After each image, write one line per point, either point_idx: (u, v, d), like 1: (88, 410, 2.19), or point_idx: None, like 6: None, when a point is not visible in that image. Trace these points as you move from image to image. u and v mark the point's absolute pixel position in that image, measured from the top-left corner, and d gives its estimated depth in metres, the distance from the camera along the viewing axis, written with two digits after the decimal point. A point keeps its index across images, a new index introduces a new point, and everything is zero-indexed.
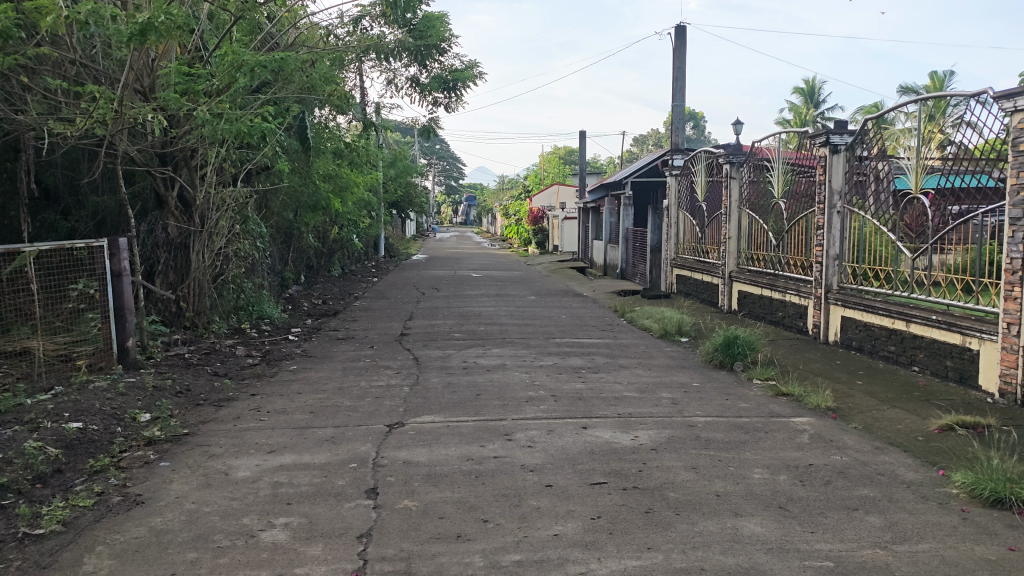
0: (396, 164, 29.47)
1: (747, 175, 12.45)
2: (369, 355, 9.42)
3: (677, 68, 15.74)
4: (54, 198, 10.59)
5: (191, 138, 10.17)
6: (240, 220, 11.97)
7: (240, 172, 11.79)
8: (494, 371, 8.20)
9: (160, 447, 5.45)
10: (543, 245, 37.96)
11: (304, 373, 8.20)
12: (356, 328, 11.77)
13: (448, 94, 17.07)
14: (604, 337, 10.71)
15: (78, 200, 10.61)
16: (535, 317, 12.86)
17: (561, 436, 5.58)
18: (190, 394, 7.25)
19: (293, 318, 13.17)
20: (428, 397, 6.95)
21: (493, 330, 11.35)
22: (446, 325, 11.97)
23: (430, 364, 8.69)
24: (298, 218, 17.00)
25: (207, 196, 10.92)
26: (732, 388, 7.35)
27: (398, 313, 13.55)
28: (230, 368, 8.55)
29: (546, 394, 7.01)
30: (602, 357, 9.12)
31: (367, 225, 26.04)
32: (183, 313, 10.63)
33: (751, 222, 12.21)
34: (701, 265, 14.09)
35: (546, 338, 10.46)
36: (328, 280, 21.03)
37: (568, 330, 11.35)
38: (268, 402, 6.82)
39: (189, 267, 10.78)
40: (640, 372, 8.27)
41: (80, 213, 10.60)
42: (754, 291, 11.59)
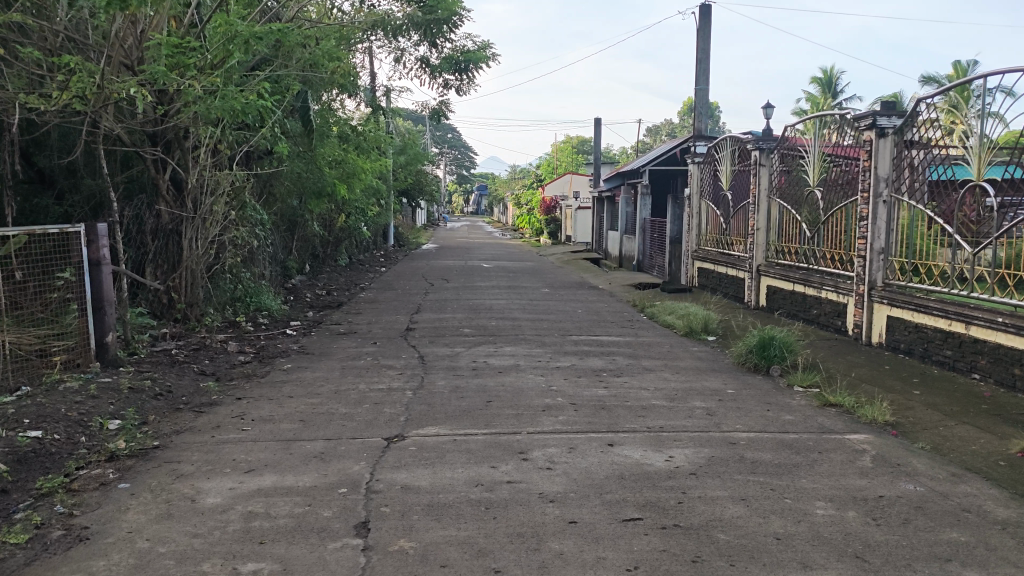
0: (406, 151, 28.68)
1: (778, 162, 11.61)
2: (371, 352, 8.70)
3: (701, 49, 14.91)
4: (48, 181, 9.88)
5: (183, 116, 9.43)
6: (236, 205, 11.20)
7: (237, 154, 11.04)
8: (506, 373, 7.46)
9: (122, 464, 4.74)
10: (556, 235, 37.14)
11: (298, 374, 7.48)
12: (360, 322, 11.05)
13: (460, 76, 16.30)
14: (624, 335, 9.94)
15: (73, 183, 9.89)
16: (550, 312, 12.11)
17: (585, 456, 4.84)
18: (170, 398, 6.54)
19: (294, 310, 12.45)
20: (433, 404, 6.22)
21: (505, 326, 10.61)
22: (455, 320, 11.23)
23: (437, 364, 7.98)
24: (302, 205, 16.26)
25: (201, 180, 10.12)
26: (772, 396, 6.58)
27: (405, 306, 12.83)
28: (218, 368, 7.83)
29: (564, 402, 6.27)
30: (623, 358, 8.36)
31: (376, 213, 25.34)
32: (174, 305, 9.94)
33: (781, 213, 11.41)
34: (725, 258, 13.30)
35: (562, 336, 9.70)
36: (334, 270, 20.34)
37: (586, 327, 10.58)
38: (255, 409, 6.10)
39: (180, 256, 10.05)
40: (667, 376, 7.52)
41: (74, 197, 9.89)
42: (785, 287, 10.81)
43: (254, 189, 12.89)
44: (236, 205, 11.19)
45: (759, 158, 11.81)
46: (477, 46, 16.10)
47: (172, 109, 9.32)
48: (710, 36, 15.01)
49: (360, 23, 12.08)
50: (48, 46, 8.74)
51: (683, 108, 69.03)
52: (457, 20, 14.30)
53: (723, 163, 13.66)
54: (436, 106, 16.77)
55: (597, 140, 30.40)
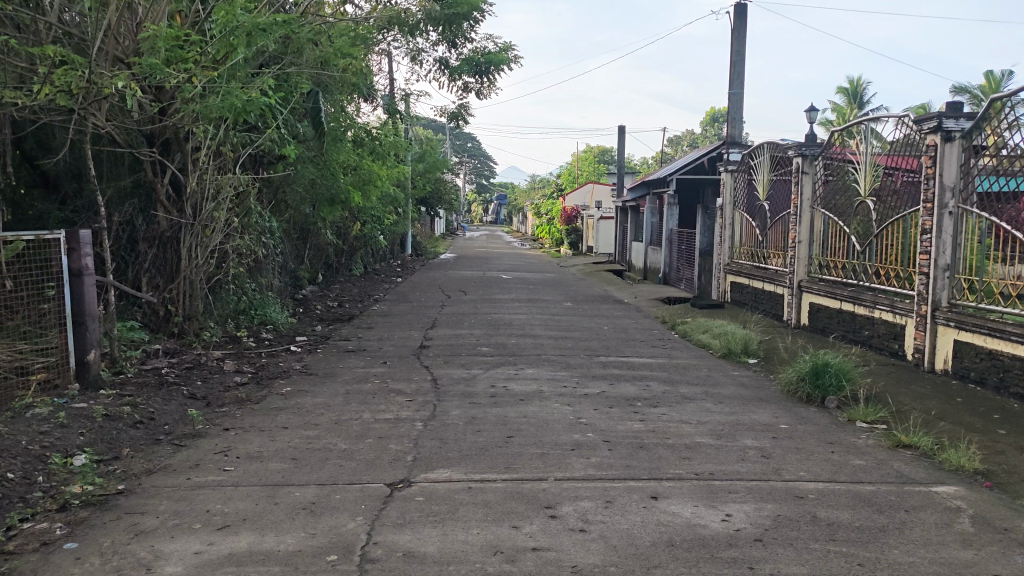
0: (426, 158, 28.01)
1: (822, 170, 10.77)
2: (379, 374, 7.93)
3: (736, 51, 14.11)
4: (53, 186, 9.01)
5: (183, 114, 8.77)
6: (241, 212, 10.52)
7: (242, 158, 10.36)
8: (529, 402, 6.66)
9: (74, 516, 3.98)
10: (576, 246, 36.34)
11: (297, 399, 6.72)
12: (370, 338, 10.29)
13: (480, 79, 15.55)
14: (657, 357, 9.11)
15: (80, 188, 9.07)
16: (574, 329, 11.31)
17: (625, 514, 4.04)
18: (150, 428, 5.79)
19: (303, 324, 11.72)
20: (446, 439, 5.44)
21: (526, 344, 9.81)
22: (473, 337, 10.46)
23: (452, 389, 7.20)
24: (314, 212, 15.54)
25: (201, 184, 9.47)
26: (833, 434, 5.74)
27: (419, 320, 12.09)
28: (210, 390, 7.08)
29: (596, 439, 5.46)
30: (658, 384, 7.53)
31: (393, 222, 24.65)
32: (171, 318, 9.23)
33: (826, 224, 10.56)
34: (762, 272, 12.45)
35: (589, 357, 8.88)
36: (348, 279, 19.66)
37: (614, 346, 9.76)
38: (242, 443, 5.34)
39: (177, 266, 9.33)
40: (709, 406, 6.70)
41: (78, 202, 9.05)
42: (831, 305, 9.96)
43: (260, 196, 12.19)
44: (241, 213, 10.52)
45: (803, 166, 10.97)
46: (499, 47, 15.38)
47: (171, 104, 8.66)
48: (745, 37, 14.21)
49: (375, 19, 11.40)
50: (37, 38, 8.07)
51: (706, 118, 68.08)
52: (478, 18, 13.60)
53: (761, 171, 12.84)
54: (456, 109, 16.02)
55: (621, 149, 29.60)
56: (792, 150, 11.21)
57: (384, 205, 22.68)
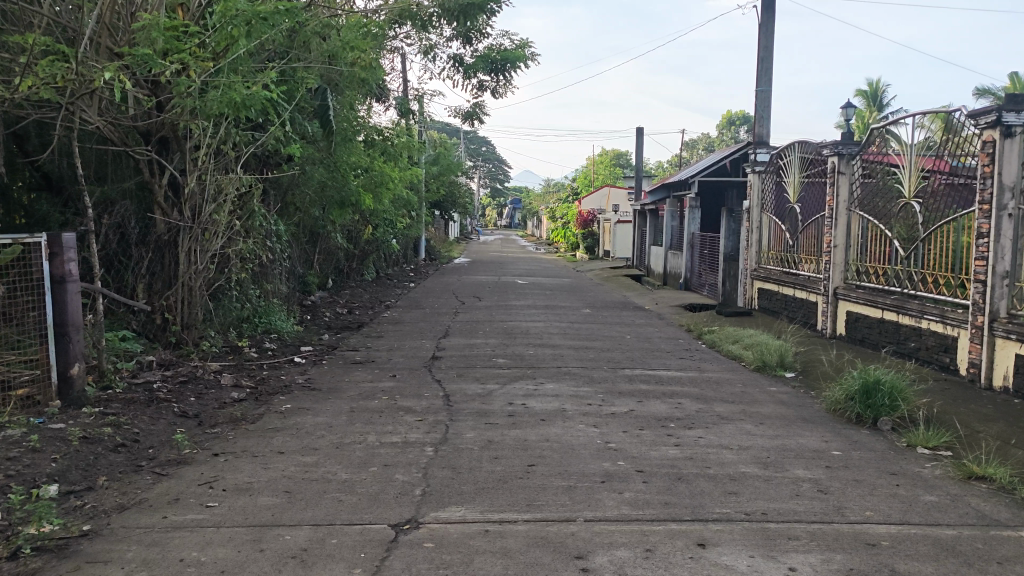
0: (439, 161, 27.49)
1: (860, 170, 10.12)
2: (388, 388, 7.35)
3: (764, 47, 13.49)
4: (51, 188, 8.48)
5: (181, 110, 8.24)
6: (245, 215, 9.99)
7: (245, 157, 9.83)
8: (551, 422, 6.05)
9: (24, 568, 3.41)
10: (593, 251, 35.76)
11: (297, 418, 6.14)
12: (380, 348, 9.71)
13: (496, 77, 14.98)
14: (687, 370, 8.48)
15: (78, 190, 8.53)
16: (595, 338, 10.69)
17: (669, 567, 3.42)
18: (132, 453, 5.23)
19: (310, 332, 11.17)
20: (460, 468, 4.85)
21: (544, 355, 9.20)
22: (488, 346, 9.86)
23: (466, 407, 6.61)
24: (324, 215, 15.00)
25: (201, 185, 8.93)
26: (896, 463, 5.09)
27: (432, 328, 11.50)
28: (204, 407, 6.51)
29: (629, 469, 4.84)
30: (690, 402, 6.91)
31: (406, 226, 24.12)
32: (169, 327, 8.71)
33: (865, 228, 9.91)
34: (793, 279, 11.80)
35: (613, 370, 8.26)
36: (360, 285, 19.12)
37: (640, 358, 9.13)
38: (231, 472, 4.76)
39: (175, 272, 8.80)
40: (750, 428, 6.07)
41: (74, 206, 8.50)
42: (872, 314, 9.29)
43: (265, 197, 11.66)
44: (245, 215, 9.99)
45: (839, 166, 10.30)
46: (515, 44, 14.82)
47: (168, 97, 8.15)
48: (773, 32, 13.57)
49: (387, 11, 10.86)
50: (25, 28, 7.55)
51: (723, 120, 67.26)
52: (494, 12, 13.03)
53: (791, 171, 12.20)
54: (470, 108, 15.44)
55: (639, 151, 28.97)
56: (827, 148, 10.56)
57: (397, 208, 22.15)
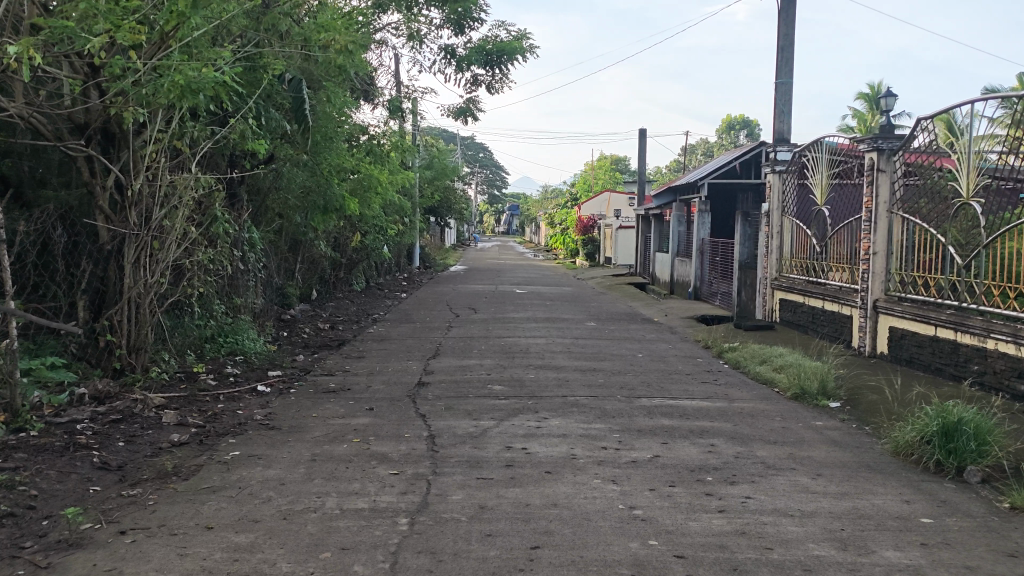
0: (434, 165, 26.36)
1: (903, 167, 8.94)
2: (361, 426, 6.16)
3: (785, 35, 12.34)
4: None
5: (122, 97, 7.05)
6: (208, 222, 8.76)
7: (205, 155, 8.64)
8: (558, 475, 4.85)
9: None
10: (594, 258, 34.62)
11: (242, 471, 4.93)
12: (359, 373, 8.48)
13: (491, 71, 13.82)
14: (714, 399, 7.28)
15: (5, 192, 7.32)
16: (603, 358, 9.49)
17: None
18: (17, 528, 4.01)
19: (283, 351, 9.94)
20: (442, 553, 3.65)
21: (547, 380, 8.01)
22: (483, 369, 8.65)
23: (454, 452, 5.42)
24: (304, 220, 13.82)
25: (151, 186, 7.73)
26: (1011, 541, 3.91)
27: (421, 347, 10.31)
28: (132, 456, 5.31)
29: (665, 554, 3.64)
30: (726, 444, 5.70)
31: (398, 232, 22.94)
32: (113, 351, 7.50)
33: (910, 232, 8.74)
34: (822, 290, 10.62)
35: (628, 401, 7.04)
36: (348, 295, 17.94)
37: (657, 384, 7.92)
38: (136, 562, 3.56)
39: (120, 286, 7.57)
40: (806, 481, 4.87)
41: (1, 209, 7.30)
42: (923, 331, 8.12)
43: (231, 200, 10.44)
44: (208, 222, 8.75)
45: (878, 163, 9.13)
46: (512, 35, 13.67)
47: (105, 81, 6.96)
48: (794, 19, 12.42)
49: None
50: None
51: (723, 124, 66.21)
52: None
53: (818, 170, 11.03)
54: (463, 104, 14.25)
55: (642, 153, 27.81)
56: (861, 144, 9.41)
57: (388, 213, 21.02)
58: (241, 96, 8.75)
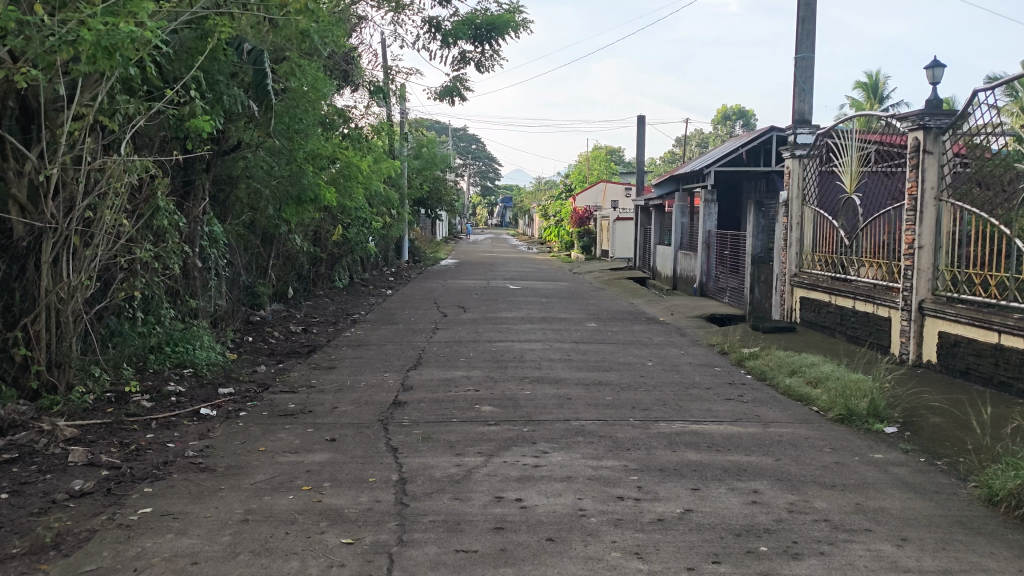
0: (422, 154, 25.13)
1: (955, 148, 7.77)
2: (316, 466, 4.96)
3: (806, 4, 11.13)
4: None
5: (30, 59, 5.79)
6: (147, 214, 7.54)
7: (143, 132, 7.38)
8: (564, 547, 3.65)
9: None
10: (589, 251, 33.42)
11: (146, 541, 3.74)
12: (327, 389, 7.27)
13: (480, 47, 12.58)
14: (744, 422, 6.09)
15: None
16: (608, 367, 8.30)
17: None
18: None
19: (242, 363, 8.67)
20: None
21: (545, 398, 6.82)
22: (470, 383, 7.45)
23: (428, 507, 4.21)
24: (276, 212, 12.59)
25: (74, 170, 6.48)
26: None
27: (401, 354, 9.11)
28: (12, 515, 4.10)
29: None
30: (773, 491, 4.52)
31: (384, 225, 21.72)
32: (30, 368, 6.28)
33: (963, 222, 7.56)
34: (853, 288, 9.44)
35: (643, 428, 5.85)
36: (329, 293, 16.73)
37: (675, 402, 6.74)
38: None
39: (38, 289, 6.33)
40: (892, 551, 3.69)
41: None
42: (983, 338, 6.95)
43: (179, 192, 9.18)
44: (147, 214, 7.53)
45: (924, 143, 7.94)
46: (503, 8, 12.42)
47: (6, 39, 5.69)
48: None
49: None
50: None
51: (719, 114, 64.93)
52: None
53: (849, 155, 9.84)
54: (449, 82, 13.00)
55: (642, 142, 26.57)
56: (901, 121, 8.21)
57: (373, 205, 19.79)
58: (185, 64, 7.50)
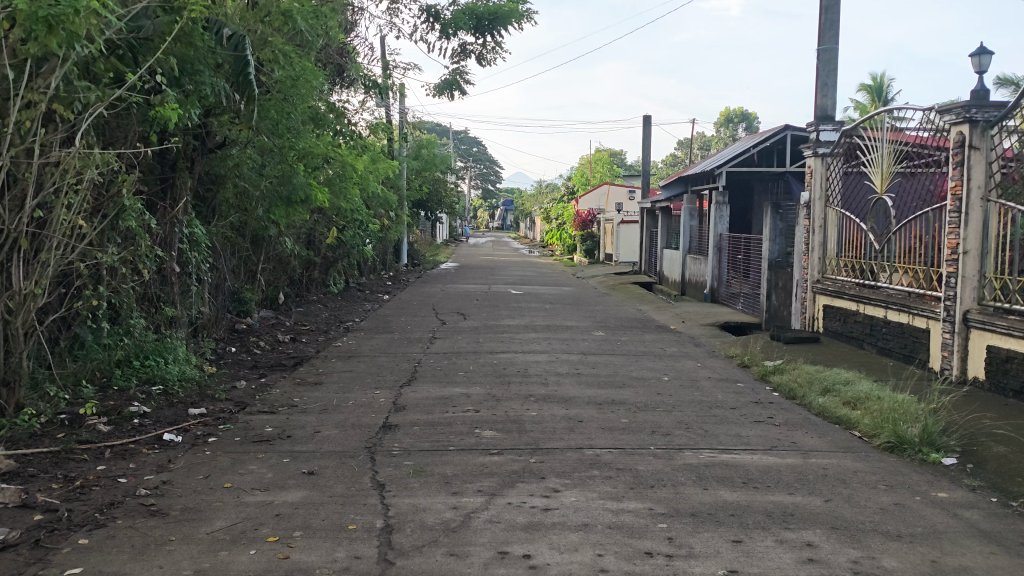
0: (421, 156, 24.46)
1: (1006, 144, 7.06)
2: (287, 508, 4.22)
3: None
4: None
5: None
6: (113, 215, 6.82)
7: (105, 122, 6.64)
8: None
9: None
10: (592, 255, 32.68)
11: None
12: (310, 409, 6.52)
13: (481, 37, 11.87)
14: (781, 451, 5.35)
15: None
16: (621, 384, 7.56)
17: None
18: None
19: (221, 377, 7.92)
20: None
21: (553, 421, 6.09)
22: (470, 403, 6.71)
23: (416, 567, 3.47)
24: (264, 213, 11.88)
25: (23, 164, 5.74)
26: None
27: (394, 367, 8.37)
28: None
29: None
30: (830, 544, 3.78)
31: (381, 228, 20.99)
32: None
33: (1015, 226, 6.84)
34: (885, 297, 8.70)
35: (667, 459, 5.10)
36: (323, 298, 16.00)
37: (699, 426, 5.99)
38: None
39: None
40: None
41: None
42: None
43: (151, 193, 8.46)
44: (113, 214, 6.81)
45: (970, 138, 7.23)
46: None
47: None
48: None
49: None
50: None
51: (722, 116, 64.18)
52: None
53: (881, 157, 9.23)
54: (448, 75, 12.30)
55: (647, 143, 25.84)
56: (945, 114, 7.52)
57: (370, 207, 19.09)
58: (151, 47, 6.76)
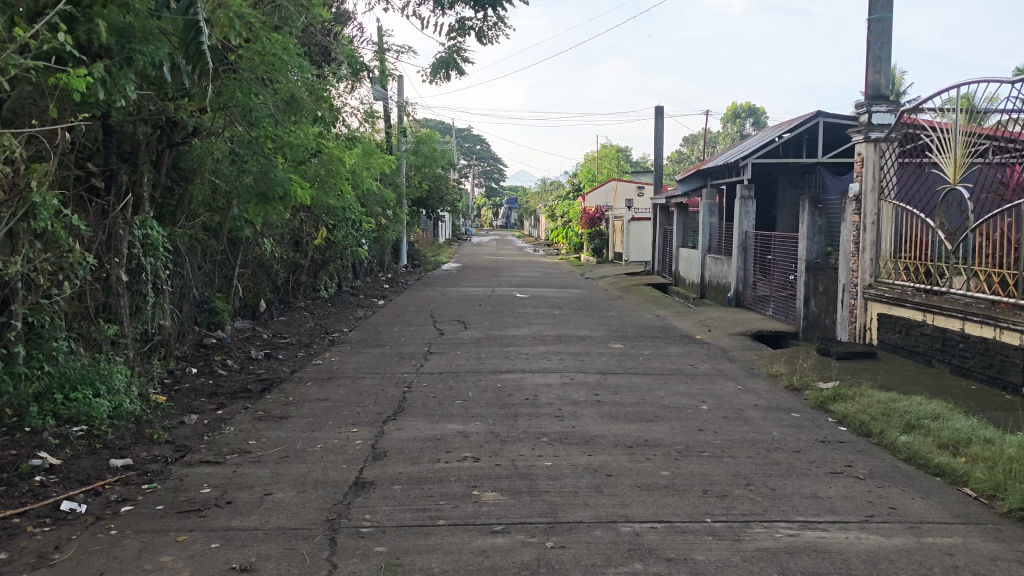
0: (421, 150, 23.13)
1: None
2: None
3: None
4: None
5: None
6: (22, 214, 5.46)
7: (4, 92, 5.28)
8: None
9: None
10: (602, 254, 31.31)
11: None
12: (266, 458, 5.17)
13: (481, 10, 10.49)
14: (882, 525, 3.99)
15: None
16: (653, 417, 6.18)
17: None
18: None
19: (171, 410, 6.57)
20: None
21: (574, 475, 4.73)
22: (468, 446, 5.36)
23: None
24: (240, 213, 10.56)
25: None
26: None
27: (379, 394, 7.01)
28: None
29: None
30: None
31: (377, 228, 19.64)
32: None
33: None
34: (962, 307, 7.34)
35: (732, 542, 3.74)
36: (311, 304, 14.68)
37: (764, 482, 4.63)
38: None
39: None
40: None
41: None
42: None
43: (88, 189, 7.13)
44: (22, 213, 5.44)
45: None
46: None
47: None
48: None
49: None
50: None
51: (731, 111, 62.65)
52: None
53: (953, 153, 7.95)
54: (445, 54, 10.94)
55: (661, 135, 24.43)
56: None
57: (365, 205, 17.75)
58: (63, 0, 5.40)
